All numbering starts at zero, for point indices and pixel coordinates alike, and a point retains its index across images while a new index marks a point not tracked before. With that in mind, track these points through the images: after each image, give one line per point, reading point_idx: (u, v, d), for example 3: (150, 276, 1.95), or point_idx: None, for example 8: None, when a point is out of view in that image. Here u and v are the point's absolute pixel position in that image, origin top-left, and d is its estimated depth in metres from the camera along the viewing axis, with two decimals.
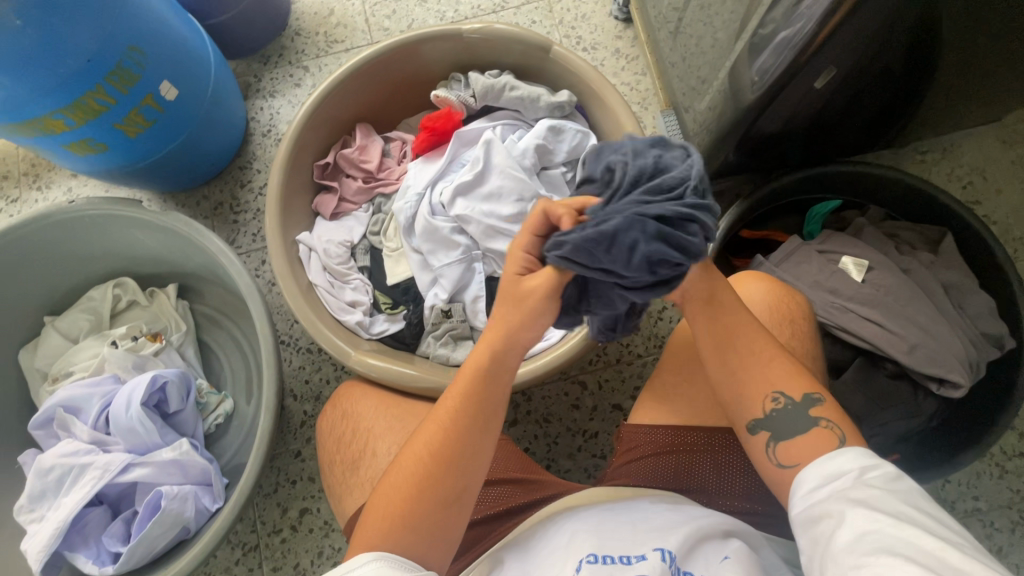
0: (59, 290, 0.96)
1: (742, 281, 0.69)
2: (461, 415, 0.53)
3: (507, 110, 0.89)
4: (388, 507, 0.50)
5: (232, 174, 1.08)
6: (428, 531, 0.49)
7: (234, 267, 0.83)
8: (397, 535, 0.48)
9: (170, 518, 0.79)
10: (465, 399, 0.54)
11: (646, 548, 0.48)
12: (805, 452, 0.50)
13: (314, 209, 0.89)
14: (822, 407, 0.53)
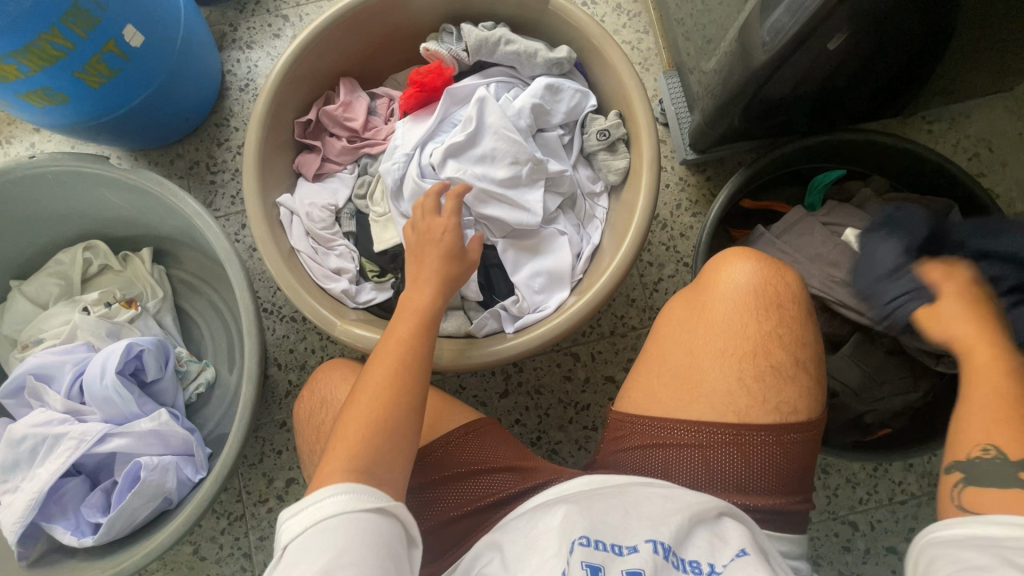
0: (26, 252, 0.91)
1: (724, 263, 0.64)
2: (407, 347, 0.57)
3: (502, 66, 0.84)
4: (349, 433, 0.51)
5: (208, 132, 1.01)
6: (389, 450, 0.51)
7: (211, 230, 0.79)
8: (366, 462, 0.49)
9: (150, 489, 0.77)
10: (409, 333, 0.59)
11: (639, 539, 0.50)
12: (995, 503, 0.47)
13: (296, 170, 0.84)
14: None
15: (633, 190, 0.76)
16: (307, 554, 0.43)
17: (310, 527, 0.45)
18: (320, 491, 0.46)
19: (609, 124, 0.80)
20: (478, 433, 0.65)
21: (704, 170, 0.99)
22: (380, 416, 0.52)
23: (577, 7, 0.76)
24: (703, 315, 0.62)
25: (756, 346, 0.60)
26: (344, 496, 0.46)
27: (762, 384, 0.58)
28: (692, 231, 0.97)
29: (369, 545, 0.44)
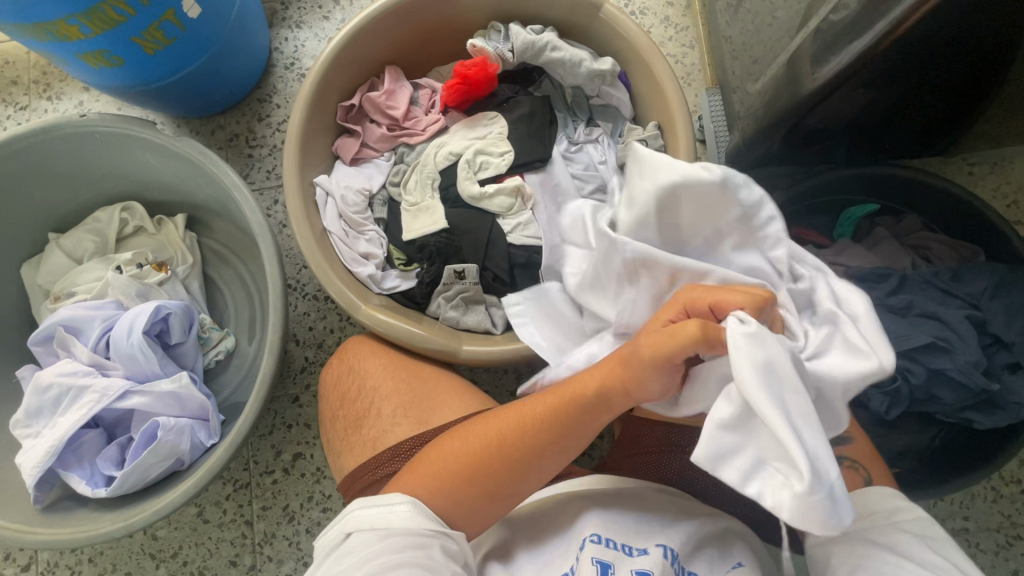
0: (66, 206, 0.94)
1: None
2: (540, 427, 0.53)
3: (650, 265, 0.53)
4: (433, 466, 0.55)
5: (250, 106, 1.03)
6: (469, 497, 0.54)
7: (247, 203, 0.80)
8: (436, 498, 0.53)
9: (166, 449, 0.79)
10: (550, 413, 0.53)
11: (650, 542, 0.53)
12: (829, 486, 0.58)
13: (334, 152, 0.85)
14: (846, 447, 0.61)
15: None
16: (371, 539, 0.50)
17: (377, 527, 0.51)
18: (387, 495, 0.54)
19: (647, 134, 0.80)
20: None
21: None
22: (466, 469, 0.54)
23: (629, 18, 0.77)
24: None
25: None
26: (408, 505, 0.52)
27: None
28: None
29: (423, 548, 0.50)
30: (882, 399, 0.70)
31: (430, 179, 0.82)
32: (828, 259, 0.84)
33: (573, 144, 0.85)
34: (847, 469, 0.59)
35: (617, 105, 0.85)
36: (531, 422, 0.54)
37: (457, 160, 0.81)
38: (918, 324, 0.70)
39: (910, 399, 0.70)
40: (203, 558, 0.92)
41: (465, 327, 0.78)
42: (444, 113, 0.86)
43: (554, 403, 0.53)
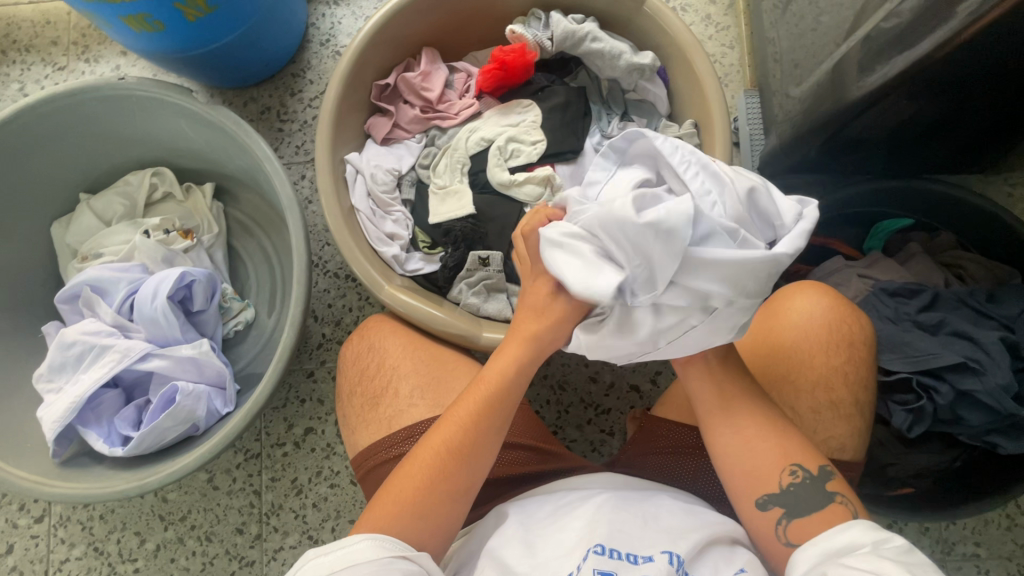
0: (97, 168, 0.95)
1: (798, 290, 0.63)
2: (469, 425, 0.56)
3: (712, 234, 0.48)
4: (396, 491, 0.53)
5: (284, 80, 1.03)
6: (429, 515, 0.52)
7: (277, 176, 0.80)
8: (401, 524, 0.51)
9: (183, 413, 0.80)
10: (477, 405, 0.57)
11: (656, 549, 0.51)
12: (816, 527, 0.51)
13: (366, 130, 0.85)
14: (834, 481, 0.53)
15: None
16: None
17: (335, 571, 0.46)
18: (342, 540, 0.48)
19: (683, 132, 0.78)
20: (519, 409, 0.69)
21: None
22: (420, 485, 0.53)
23: (674, 13, 0.76)
24: (767, 337, 0.62)
25: (818, 377, 0.59)
26: (370, 543, 0.48)
27: (815, 415, 0.59)
28: None
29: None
30: (905, 416, 0.69)
31: (460, 163, 0.81)
32: (859, 271, 0.83)
33: (607, 138, 0.83)
34: (836, 505, 0.52)
35: (653, 101, 0.84)
36: (460, 421, 0.56)
37: (489, 146, 0.81)
38: (947, 342, 0.69)
39: (934, 418, 0.69)
40: (210, 523, 0.94)
41: (486, 314, 0.78)
42: (478, 98, 0.86)
43: (474, 396, 0.57)
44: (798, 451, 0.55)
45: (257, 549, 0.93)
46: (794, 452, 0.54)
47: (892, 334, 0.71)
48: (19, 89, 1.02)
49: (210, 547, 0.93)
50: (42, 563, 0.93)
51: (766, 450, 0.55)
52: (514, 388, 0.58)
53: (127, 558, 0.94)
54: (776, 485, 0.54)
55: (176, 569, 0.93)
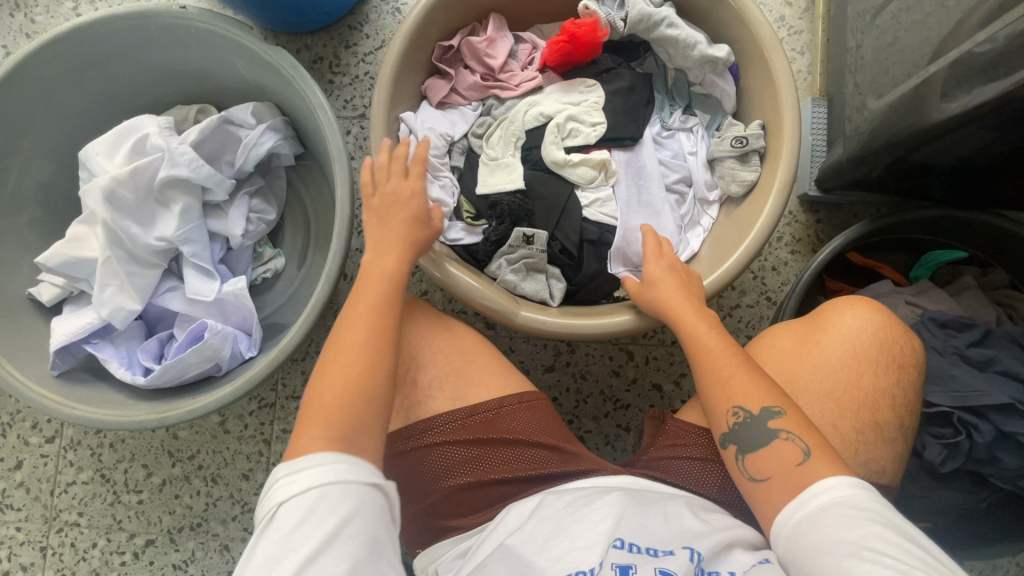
0: (145, 98, 0.93)
1: (846, 304, 0.63)
2: (372, 324, 0.55)
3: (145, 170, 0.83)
4: (313, 405, 0.50)
5: (340, 31, 1.01)
6: (367, 419, 0.51)
7: (329, 126, 0.79)
8: (350, 432, 0.49)
9: (208, 351, 0.80)
10: (375, 318, 0.56)
11: (677, 545, 0.51)
12: (768, 462, 0.54)
13: (422, 91, 0.83)
14: (782, 419, 0.55)
15: (754, 211, 0.73)
16: (300, 510, 0.43)
17: (313, 489, 0.45)
18: (298, 460, 0.46)
19: (749, 132, 0.76)
20: (529, 408, 0.65)
21: (816, 211, 0.95)
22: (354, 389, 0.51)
23: (757, 7, 0.72)
24: (814, 352, 0.61)
25: (864, 398, 0.59)
26: (345, 465, 0.46)
27: (857, 436, 0.58)
28: (786, 268, 0.94)
29: (368, 518, 0.45)
30: (939, 450, 0.67)
31: (514, 137, 0.79)
32: (906, 298, 0.80)
33: (665, 130, 0.83)
34: (781, 441, 0.54)
35: (719, 97, 0.81)
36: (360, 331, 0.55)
37: (548, 122, 0.79)
38: (994, 381, 0.67)
39: (968, 456, 0.67)
40: (218, 466, 0.94)
41: (522, 293, 0.76)
42: (540, 72, 0.84)
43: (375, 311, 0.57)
44: (751, 396, 0.56)
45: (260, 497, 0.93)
46: (736, 394, 0.57)
47: (936, 366, 0.69)
48: (74, 8, 1.01)
49: (215, 488, 0.94)
50: (48, 482, 0.94)
51: (711, 404, 0.59)
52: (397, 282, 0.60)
53: (132, 489, 0.94)
54: (723, 426, 0.57)
55: (179, 506, 0.94)
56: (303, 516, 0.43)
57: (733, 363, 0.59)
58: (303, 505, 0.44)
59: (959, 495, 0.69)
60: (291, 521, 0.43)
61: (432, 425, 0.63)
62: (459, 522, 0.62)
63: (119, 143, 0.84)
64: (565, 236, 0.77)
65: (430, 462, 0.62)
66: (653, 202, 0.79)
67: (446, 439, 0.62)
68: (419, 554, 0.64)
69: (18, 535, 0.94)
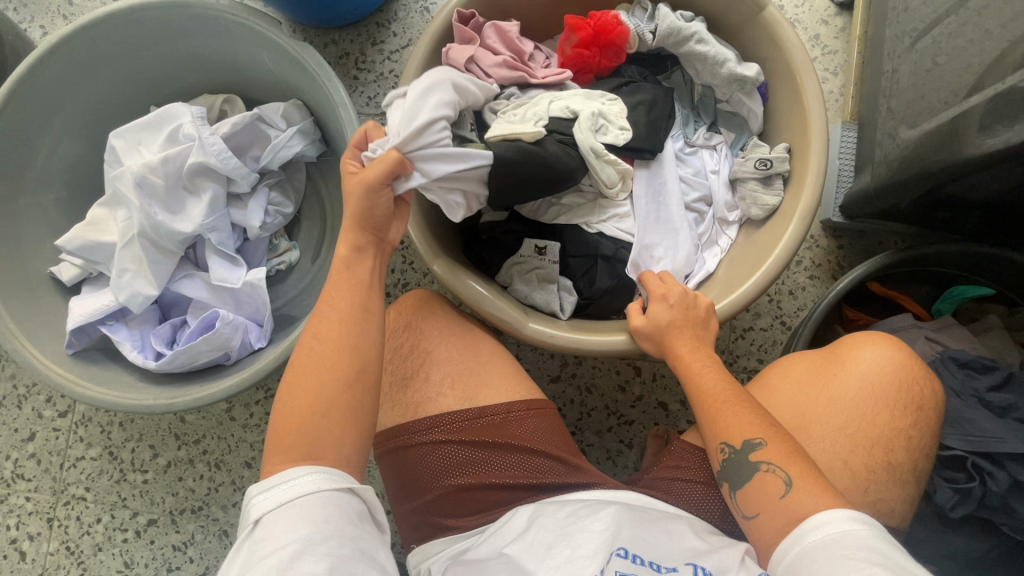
0: (173, 85, 0.95)
1: (864, 341, 0.61)
2: (337, 336, 0.56)
3: (179, 156, 0.83)
4: (293, 413, 0.53)
5: (368, 28, 1.01)
6: (339, 427, 0.53)
7: (350, 124, 0.79)
8: (323, 444, 0.52)
9: (218, 340, 0.81)
10: (343, 326, 0.57)
11: (680, 562, 0.51)
12: (758, 496, 0.53)
13: (444, 49, 0.75)
14: (762, 451, 0.53)
15: (774, 236, 0.72)
16: (272, 526, 0.46)
17: (287, 502, 0.48)
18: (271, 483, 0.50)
19: (774, 155, 0.74)
20: (537, 415, 0.64)
21: (840, 237, 0.93)
22: (325, 400, 0.54)
23: (791, 27, 0.71)
24: (831, 384, 0.60)
25: (880, 436, 0.58)
26: (317, 476, 0.50)
27: (869, 475, 0.57)
28: (803, 293, 0.92)
29: (340, 521, 0.48)
30: (950, 494, 0.65)
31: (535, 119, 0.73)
32: (927, 333, 0.78)
33: (688, 146, 0.81)
34: (763, 473, 0.53)
35: (746, 116, 0.80)
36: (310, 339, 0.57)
37: (574, 116, 0.73)
38: (1014, 428, 0.65)
39: (981, 503, 0.65)
40: (222, 451, 0.95)
41: (532, 304, 0.76)
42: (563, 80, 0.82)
43: (328, 314, 0.58)
44: (736, 432, 0.55)
45: None
46: (723, 430, 0.56)
47: (952, 408, 0.67)
48: None
49: (218, 474, 0.95)
50: (59, 456, 0.97)
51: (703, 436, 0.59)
52: (353, 277, 0.59)
53: (139, 468, 0.96)
54: (714, 466, 0.57)
55: (182, 489, 0.95)
56: (279, 530, 0.46)
57: (727, 399, 0.58)
58: (280, 519, 0.47)
59: (968, 542, 0.67)
60: (266, 539, 0.46)
61: (434, 425, 0.62)
62: (454, 522, 0.61)
63: (154, 128, 0.85)
64: (578, 249, 0.76)
65: (430, 463, 0.62)
66: (672, 219, 0.78)
67: (447, 441, 0.62)
68: (412, 550, 0.63)
69: (27, 505, 0.96)
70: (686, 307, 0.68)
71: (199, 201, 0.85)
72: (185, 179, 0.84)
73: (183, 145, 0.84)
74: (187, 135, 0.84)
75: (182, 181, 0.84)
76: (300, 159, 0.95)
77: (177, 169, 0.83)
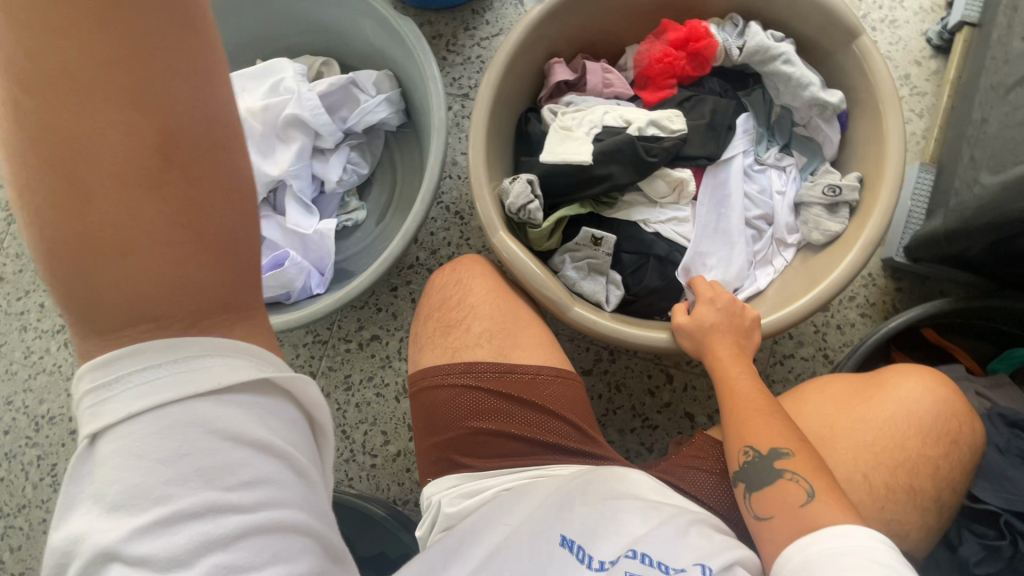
0: (279, 43, 1.02)
1: (902, 368, 0.62)
2: (81, 116, 0.29)
3: (279, 104, 0.90)
4: (66, 262, 0.31)
5: (463, 14, 1.07)
6: (174, 267, 0.32)
7: (437, 97, 0.83)
8: (151, 299, 0.32)
9: (283, 278, 0.87)
10: (79, 99, 0.29)
11: (689, 560, 0.49)
12: (774, 501, 0.53)
13: (550, 63, 0.84)
14: (788, 461, 0.54)
15: (830, 263, 0.72)
16: (132, 467, 0.30)
17: (147, 420, 0.31)
18: (108, 357, 0.32)
19: (844, 183, 0.74)
20: (564, 384, 0.66)
21: (899, 280, 0.91)
22: (120, 233, 0.31)
23: (883, 59, 0.71)
24: (864, 401, 0.61)
25: (905, 458, 0.58)
26: (160, 374, 0.32)
27: (887, 492, 0.57)
28: (852, 329, 0.91)
29: (256, 450, 0.33)
30: (977, 548, 0.65)
31: (590, 127, 0.78)
32: (979, 387, 0.76)
33: (758, 163, 0.82)
34: (785, 481, 0.53)
35: (821, 142, 0.80)
36: (34, 129, 0.29)
37: (627, 126, 0.78)
38: None
39: (1010, 564, 0.63)
40: None
41: (579, 291, 0.77)
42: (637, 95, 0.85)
43: (28, 45, 0.28)
44: (762, 436, 0.57)
45: None
46: (748, 434, 0.57)
47: (993, 461, 0.66)
48: None
49: None
50: None
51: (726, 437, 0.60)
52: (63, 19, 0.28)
53: None
54: (733, 466, 0.58)
55: None
56: (157, 467, 0.31)
57: (757, 407, 0.60)
58: (156, 448, 0.31)
59: None
60: (138, 469, 0.30)
61: (471, 366, 0.65)
62: (469, 461, 0.63)
63: (259, 78, 0.93)
64: (633, 245, 0.78)
65: (454, 406, 0.64)
66: (730, 231, 0.78)
67: (475, 387, 0.64)
68: (429, 482, 0.66)
69: None
70: (730, 311, 0.69)
71: (288, 148, 0.92)
72: (279, 126, 0.91)
73: (283, 95, 0.91)
74: (288, 87, 0.91)
75: (275, 128, 0.91)
76: (381, 126, 1.00)
77: (273, 116, 0.90)
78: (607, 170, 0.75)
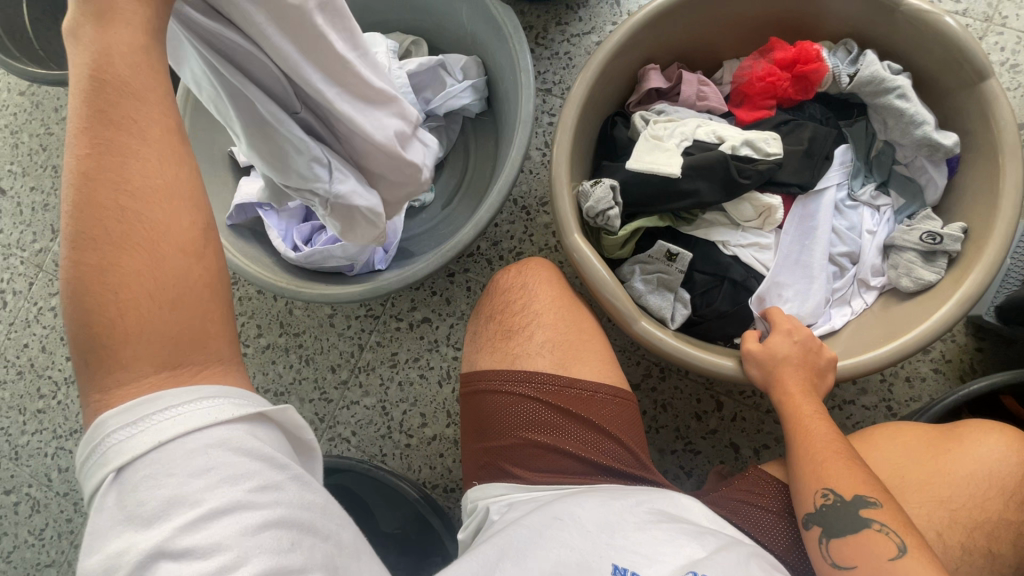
0: (373, 16, 1.03)
1: (986, 426, 0.59)
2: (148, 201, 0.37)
3: None
4: (114, 311, 0.36)
5: (557, 8, 1.05)
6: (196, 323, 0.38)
7: (526, 90, 0.82)
8: (173, 350, 0.37)
9: (350, 250, 0.88)
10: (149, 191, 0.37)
11: None
12: (858, 551, 0.51)
13: (646, 68, 0.82)
14: (877, 510, 0.52)
15: (919, 313, 0.69)
16: (157, 488, 0.34)
17: (162, 453, 0.35)
18: (136, 401, 0.35)
19: (946, 231, 0.70)
20: (619, 404, 0.65)
21: (981, 339, 0.86)
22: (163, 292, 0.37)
23: (1009, 107, 0.67)
24: (943, 457, 0.58)
25: (985, 519, 0.56)
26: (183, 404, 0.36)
27: (964, 552, 0.55)
28: (922, 383, 0.86)
29: (266, 460, 0.37)
30: None
31: (681, 138, 0.76)
32: None
33: (850, 199, 0.78)
34: (873, 531, 0.51)
35: (923, 184, 0.76)
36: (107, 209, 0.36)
37: (720, 142, 0.75)
38: None
39: None
40: (315, 350, 1.04)
41: (645, 304, 0.76)
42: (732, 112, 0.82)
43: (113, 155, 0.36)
44: (844, 483, 0.54)
45: (337, 392, 1.02)
46: (826, 477, 0.55)
47: None
48: None
49: (305, 369, 1.04)
50: None
51: (798, 478, 0.57)
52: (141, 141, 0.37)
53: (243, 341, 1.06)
54: (808, 508, 0.55)
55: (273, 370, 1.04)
56: (184, 479, 0.34)
57: (833, 451, 0.57)
58: (182, 467, 0.34)
59: None
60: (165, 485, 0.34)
61: (529, 373, 0.65)
62: (523, 473, 0.63)
63: None
64: (708, 266, 0.76)
65: (510, 413, 0.64)
66: (811, 265, 0.75)
67: (534, 399, 0.64)
68: (473, 485, 0.66)
69: None
70: (806, 347, 0.67)
71: None
72: None
73: None
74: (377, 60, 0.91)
75: None
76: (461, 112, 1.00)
77: None
78: (694, 186, 0.73)
